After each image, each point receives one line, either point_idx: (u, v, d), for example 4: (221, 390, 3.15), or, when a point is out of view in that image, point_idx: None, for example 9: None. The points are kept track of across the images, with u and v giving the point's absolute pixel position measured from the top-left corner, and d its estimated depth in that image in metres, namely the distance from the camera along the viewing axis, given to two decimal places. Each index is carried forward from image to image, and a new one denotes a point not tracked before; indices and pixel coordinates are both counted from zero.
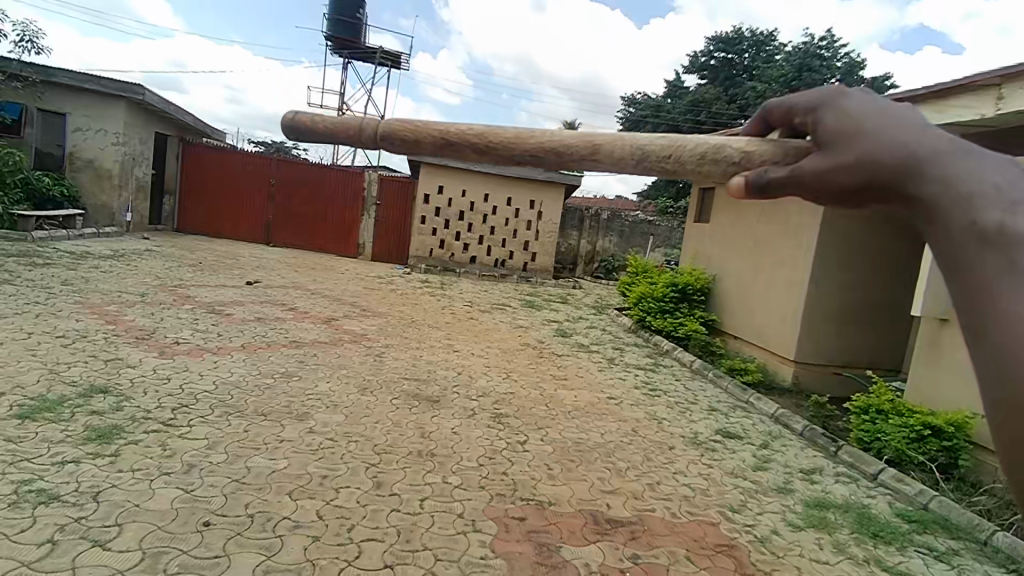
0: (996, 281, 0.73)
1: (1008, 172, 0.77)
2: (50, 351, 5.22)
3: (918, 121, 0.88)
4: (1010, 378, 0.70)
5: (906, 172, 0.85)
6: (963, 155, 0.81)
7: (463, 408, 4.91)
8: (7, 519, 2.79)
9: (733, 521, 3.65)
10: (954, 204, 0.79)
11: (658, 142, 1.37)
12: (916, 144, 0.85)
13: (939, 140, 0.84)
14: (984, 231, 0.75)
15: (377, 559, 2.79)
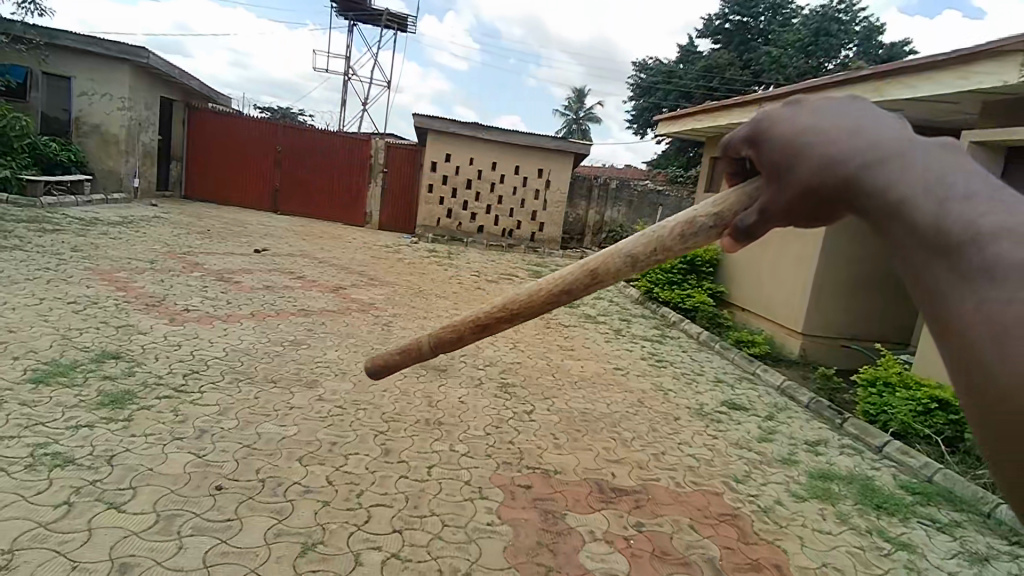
0: (948, 285, 0.72)
1: (942, 167, 0.77)
2: (62, 317, 5.27)
3: (849, 127, 0.89)
4: (980, 377, 0.70)
5: (848, 185, 0.86)
6: (895, 158, 0.81)
7: (470, 377, 4.95)
8: (24, 481, 2.85)
9: (737, 491, 3.69)
10: (899, 212, 0.78)
11: (640, 242, 1.38)
12: (849, 158, 0.86)
13: (872, 145, 0.84)
14: (930, 236, 0.75)
15: (386, 524, 2.85)
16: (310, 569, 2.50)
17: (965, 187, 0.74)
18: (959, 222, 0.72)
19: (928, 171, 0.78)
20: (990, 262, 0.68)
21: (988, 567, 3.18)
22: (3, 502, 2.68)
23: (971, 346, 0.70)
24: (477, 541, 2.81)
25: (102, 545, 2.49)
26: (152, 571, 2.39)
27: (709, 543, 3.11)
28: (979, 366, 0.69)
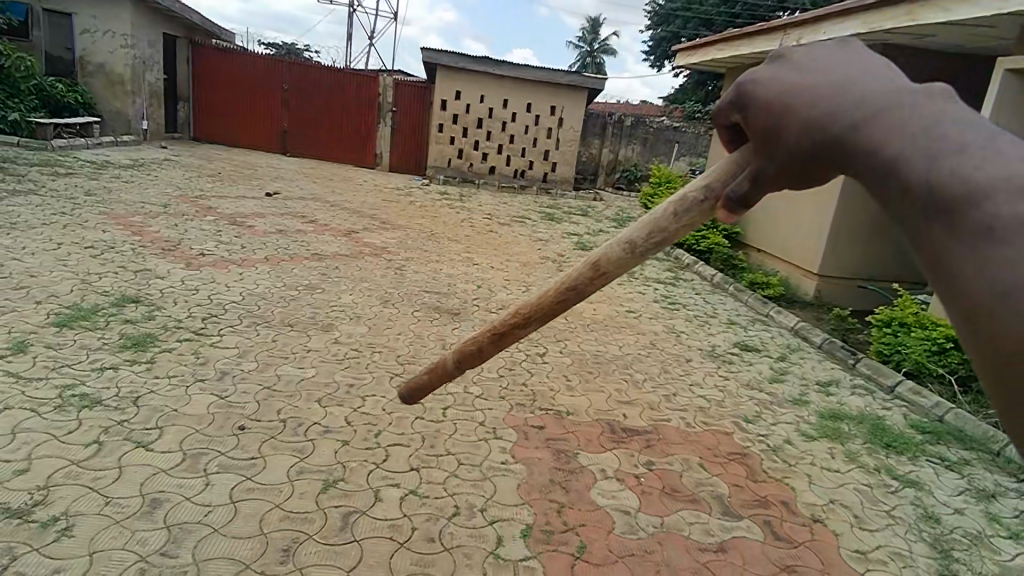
0: (948, 251, 0.63)
1: (929, 117, 0.68)
2: (81, 261, 5.35)
3: (828, 82, 0.80)
4: (999, 352, 0.61)
5: (830, 148, 0.77)
6: (876, 112, 0.72)
7: (484, 320, 5.00)
8: (54, 422, 2.96)
9: (747, 431, 3.75)
10: (885, 173, 0.70)
11: (637, 231, 1.30)
12: (827, 116, 0.77)
13: (852, 100, 0.75)
14: (922, 197, 0.65)
15: (403, 462, 2.95)
16: (332, 505, 2.60)
17: (954, 135, 0.65)
18: (948, 177, 0.63)
19: (912, 123, 0.69)
20: (986, 219, 0.59)
21: (994, 504, 3.24)
22: (36, 441, 2.79)
23: (979, 317, 0.61)
24: (491, 479, 2.90)
25: (133, 482, 2.60)
26: (182, 505, 2.50)
27: (718, 481, 3.19)
28: (995, 339, 0.60)
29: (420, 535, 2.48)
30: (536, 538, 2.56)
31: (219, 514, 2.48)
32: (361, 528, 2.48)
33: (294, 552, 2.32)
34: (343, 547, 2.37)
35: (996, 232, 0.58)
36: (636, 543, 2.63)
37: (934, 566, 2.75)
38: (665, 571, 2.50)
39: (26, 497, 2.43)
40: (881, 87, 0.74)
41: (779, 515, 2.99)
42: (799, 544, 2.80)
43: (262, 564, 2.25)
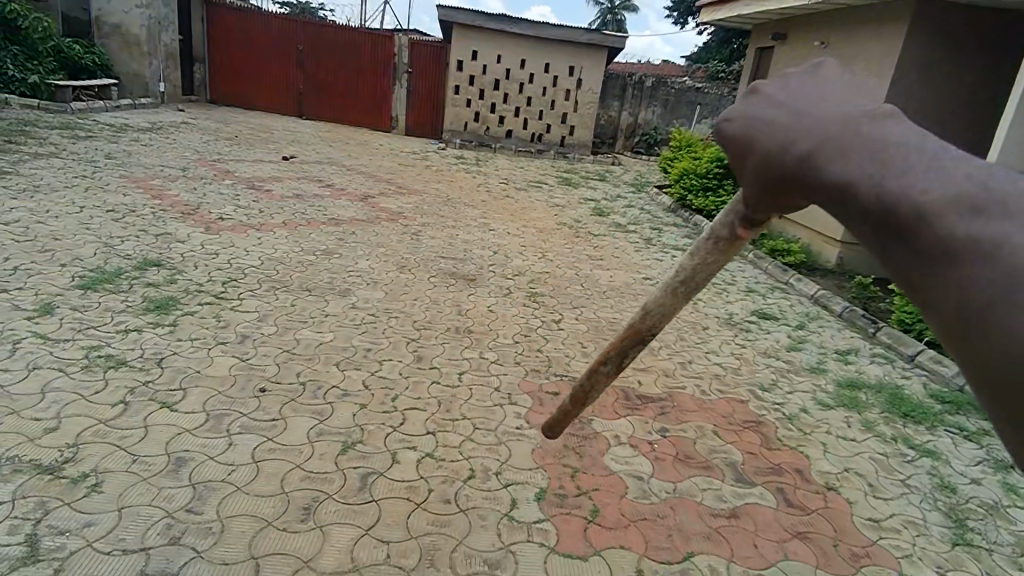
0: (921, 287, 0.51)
1: (873, 136, 0.55)
2: (103, 225, 5.41)
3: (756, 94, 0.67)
4: (1008, 403, 0.49)
5: (765, 176, 0.64)
6: (814, 137, 0.58)
7: (499, 286, 5.00)
8: (82, 382, 3.04)
9: (762, 399, 3.74)
10: (828, 201, 0.57)
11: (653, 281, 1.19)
12: (754, 140, 0.64)
13: (777, 116, 0.62)
14: (894, 233, 0.52)
15: (419, 426, 2.99)
16: (350, 466, 2.66)
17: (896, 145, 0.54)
18: (901, 200, 0.51)
19: (843, 135, 0.56)
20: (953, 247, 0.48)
21: (1012, 475, 3.23)
22: (65, 401, 2.88)
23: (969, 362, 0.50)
24: (506, 444, 2.94)
25: (158, 441, 2.68)
26: (206, 464, 2.58)
27: (732, 449, 3.20)
28: (1000, 389, 0.49)
29: (436, 496, 2.53)
30: (550, 502, 2.60)
31: (242, 473, 2.56)
32: (379, 489, 2.54)
33: (314, 511, 2.39)
34: (362, 507, 2.43)
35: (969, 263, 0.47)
36: (648, 508, 2.67)
37: (947, 535, 2.76)
38: (677, 535, 2.54)
39: (56, 454, 2.52)
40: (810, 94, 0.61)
41: (793, 483, 3.00)
42: (812, 511, 2.82)
43: (283, 522, 2.32)
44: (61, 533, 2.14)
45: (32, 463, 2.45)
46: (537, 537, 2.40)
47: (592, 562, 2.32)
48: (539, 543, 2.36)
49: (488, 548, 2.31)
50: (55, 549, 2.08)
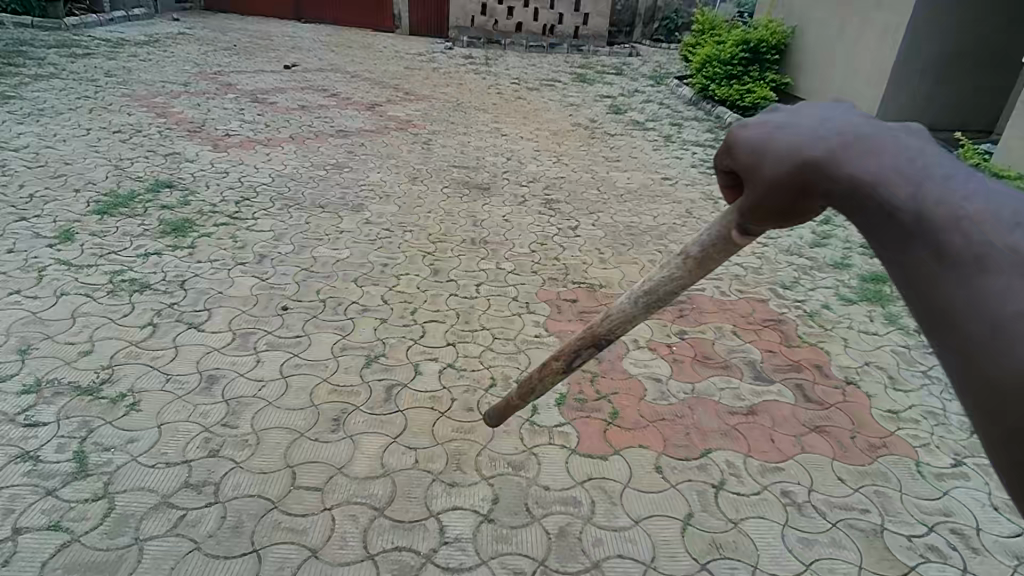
0: (945, 281, 0.72)
1: (915, 156, 0.78)
2: (111, 147, 5.33)
3: (794, 113, 0.87)
4: (979, 362, 0.70)
5: (818, 167, 0.82)
6: (864, 144, 0.80)
7: (514, 194, 4.89)
8: (110, 306, 3.12)
9: (783, 297, 3.71)
10: (873, 194, 0.78)
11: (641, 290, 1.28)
12: (814, 145, 0.82)
13: (830, 129, 0.83)
14: (922, 225, 0.74)
15: (440, 338, 3.04)
16: (375, 378, 2.74)
17: (937, 171, 0.76)
18: (939, 204, 0.74)
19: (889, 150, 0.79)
20: (982, 246, 0.70)
21: None
22: (95, 325, 2.96)
23: (968, 334, 0.71)
24: (526, 353, 2.98)
25: (189, 360, 2.78)
26: (237, 381, 2.68)
27: (751, 348, 3.21)
28: (974, 347, 0.71)
29: (459, 405, 2.61)
30: (570, 406, 2.67)
31: (272, 388, 2.65)
32: (403, 399, 2.62)
33: (344, 422, 2.49)
34: (389, 416, 2.52)
35: (996, 260, 0.69)
36: (666, 408, 2.72)
37: (966, 424, 2.81)
38: (695, 433, 2.60)
39: (94, 375, 2.63)
40: (851, 120, 0.83)
41: (812, 379, 3.03)
42: (830, 406, 2.86)
43: (315, 433, 2.43)
44: (107, 449, 2.27)
45: (72, 384, 2.57)
46: (558, 439, 2.48)
47: (613, 461, 2.41)
48: (561, 446, 2.45)
49: (511, 452, 2.40)
50: (103, 463, 2.21)
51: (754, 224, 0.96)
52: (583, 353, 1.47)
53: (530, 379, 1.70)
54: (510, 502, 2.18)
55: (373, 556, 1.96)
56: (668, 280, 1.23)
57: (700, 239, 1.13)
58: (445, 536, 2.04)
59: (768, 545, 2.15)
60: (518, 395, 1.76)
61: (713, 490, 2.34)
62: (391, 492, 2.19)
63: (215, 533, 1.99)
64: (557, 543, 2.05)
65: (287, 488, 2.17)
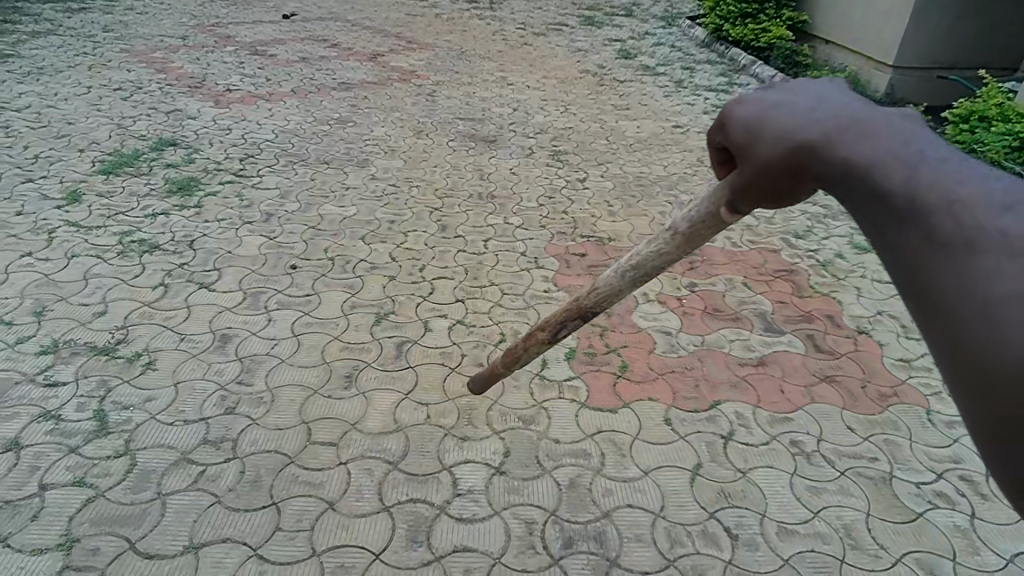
0: (932, 265, 0.69)
1: (909, 138, 0.74)
2: (112, 105, 5.25)
3: (789, 92, 0.84)
4: (967, 351, 0.67)
5: (810, 150, 0.79)
6: (858, 126, 0.76)
7: (521, 147, 4.79)
8: (120, 267, 3.13)
9: (796, 247, 3.65)
10: (865, 178, 0.74)
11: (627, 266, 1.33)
12: (808, 128, 0.79)
13: (824, 110, 0.79)
14: (912, 209, 0.71)
15: (449, 295, 3.04)
16: (385, 336, 2.75)
17: (933, 155, 0.73)
18: (930, 188, 0.70)
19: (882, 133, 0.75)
20: (975, 230, 0.67)
21: None
22: (108, 286, 2.98)
23: (957, 323, 0.67)
24: (535, 308, 2.98)
25: (202, 320, 2.80)
26: (250, 340, 2.70)
27: (762, 299, 3.19)
28: (963, 334, 0.67)
29: (469, 361, 2.63)
30: (580, 360, 2.68)
31: (284, 347, 2.67)
32: (414, 356, 2.64)
33: (356, 378, 2.52)
34: (400, 373, 2.55)
35: (987, 242, 0.66)
36: (676, 361, 2.73)
37: None
38: (705, 385, 2.62)
39: (109, 336, 2.66)
40: (846, 102, 0.80)
41: (823, 329, 3.01)
42: (841, 356, 2.85)
43: (328, 390, 2.46)
44: (126, 407, 2.32)
45: (88, 345, 2.60)
46: (568, 393, 2.50)
47: (622, 414, 2.43)
48: (571, 400, 2.47)
49: (521, 406, 2.42)
50: (122, 422, 2.26)
51: (746, 206, 0.94)
52: (570, 324, 1.60)
53: (515, 349, 1.85)
54: (521, 455, 2.22)
55: (389, 508, 2.01)
56: (657, 255, 1.26)
57: (691, 217, 1.14)
58: (458, 488, 2.09)
59: (776, 493, 2.18)
60: (504, 364, 1.92)
61: (722, 440, 2.37)
62: (405, 447, 2.23)
63: (234, 488, 2.04)
64: (568, 495, 2.10)
65: (303, 443, 2.22)
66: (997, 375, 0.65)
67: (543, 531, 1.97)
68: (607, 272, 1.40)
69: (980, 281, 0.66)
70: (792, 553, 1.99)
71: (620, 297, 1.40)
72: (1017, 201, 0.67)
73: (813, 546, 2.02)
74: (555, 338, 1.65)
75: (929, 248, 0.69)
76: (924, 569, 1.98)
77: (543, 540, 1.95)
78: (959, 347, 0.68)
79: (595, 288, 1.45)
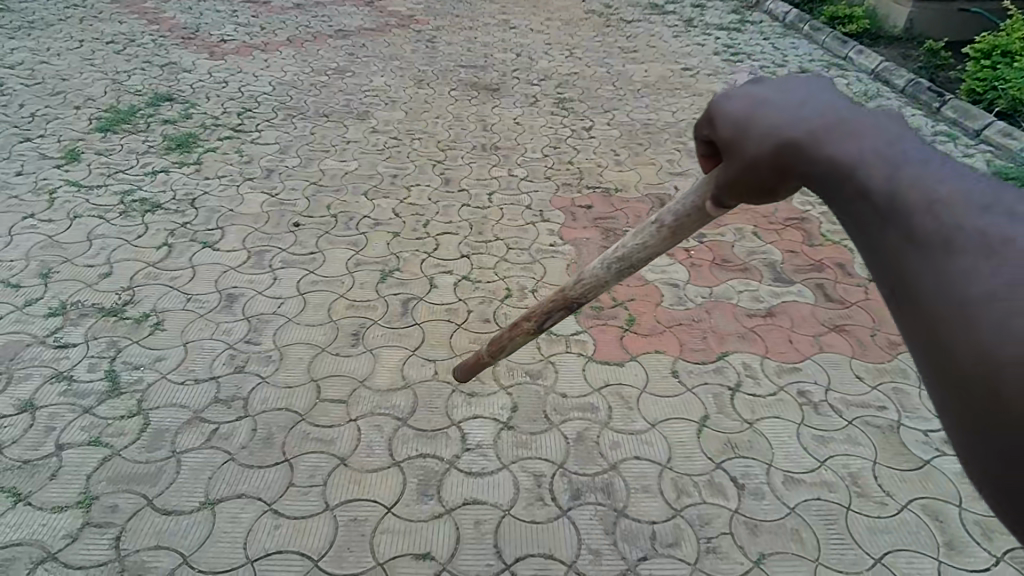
0: (908, 266, 0.63)
1: (892, 135, 0.68)
2: (106, 60, 5.11)
3: (776, 86, 0.80)
4: (942, 355, 0.60)
5: (791, 146, 0.75)
6: (839, 123, 0.72)
7: (525, 95, 4.65)
8: (124, 227, 3.11)
9: (807, 194, 3.57)
10: (842, 173, 0.69)
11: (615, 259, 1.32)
12: (788, 123, 0.75)
13: (807, 106, 0.75)
14: (889, 206, 0.65)
15: (454, 250, 3.01)
16: (391, 293, 2.74)
17: (917, 154, 0.67)
18: (908, 185, 0.64)
19: (864, 128, 0.70)
20: (952, 228, 0.60)
21: None
22: (112, 247, 2.97)
23: (930, 325, 0.61)
24: (541, 262, 2.95)
25: (207, 279, 2.80)
26: (256, 299, 2.70)
27: (772, 248, 3.14)
28: (936, 337, 0.60)
29: (475, 317, 2.62)
30: (586, 314, 2.66)
31: (291, 305, 2.67)
32: (420, 313, 2.63)
33: (363, 336, 2.52)
34: (406, 330, 2.54)
35: (965, 241, 0.59)
36: (684, 313, 2.71)
37: None
38: (712, 337, 2.60)
39: (117, 297, 2.67)
40: (833, 100, 0.75)
41: (834, 278, 2.97)
42: (852, 305, 2.82)
43: (335, 347, 2.47)
44: (137, 368, 2.34)
45: (96, 307, 2.61)
46: (575, 348, 2.50)
47: (630, 367, 2.43)
48: (578, 354, 2.47)
49: (528, 361, 2.43)
50: (134, 382, 2.29)
51: (730, 201, 0.90)
52: (556, 315, 1.59)
53: (501, 338, 1.84)
54: (529, 410, 2.24)
55: (399, 463, 2.04)
56: (642, 248, 1.24)
57: (675, 211, 1.13)
58: (467, 443, 2.11)
59: (783, 443, 2.20)
60: (490, 353, 1.91)
61: (729, 392, 2.37)
62: (413, 403, 2.24)
63: (247, 445, 2.08)
64: (575, 448, 2.12)
65: (313, 401, 2.24)
66: (975, 387, 0.57)
67: (551, 483, 2.00)
68: (593, 264, 1.39)
69: (958, 284, 0.59)
70: (798, 501, 2.02)
71: (605, 288, 1.40)
72: (1000, 202, 0.61)
73: (819, 494, 2.04)
74: (540, 328, 1.65)
75: (906, 249, 0.63)
76: (929, 515, 2.00)
77: (552, 492, 1.98)
78: (938, 358, 0.60)
79: (580, 280, 1.45)
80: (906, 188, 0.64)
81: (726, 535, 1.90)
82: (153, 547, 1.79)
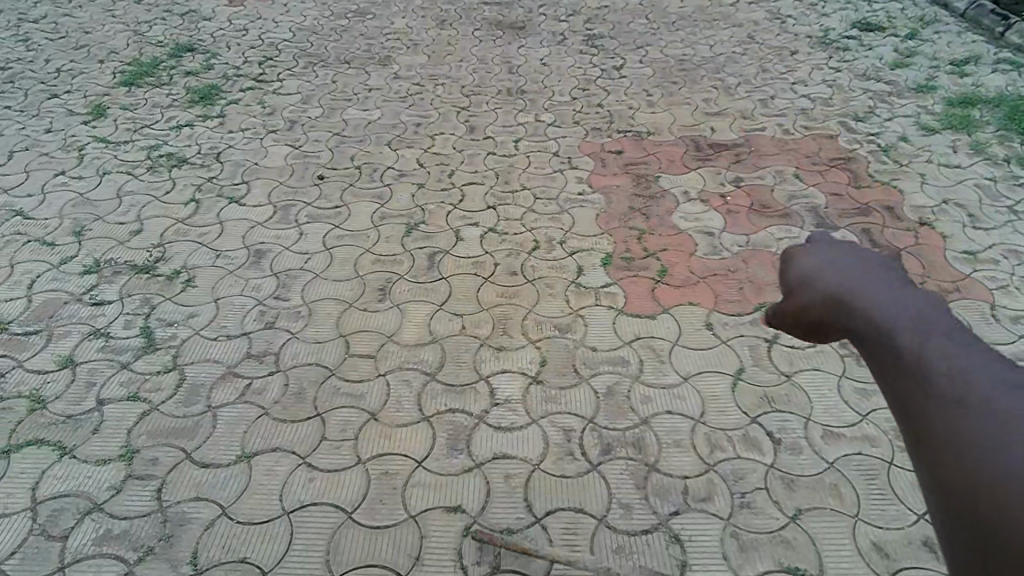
0: (926, 424, 0.60)
1: (929, 308, 0.69)
2: (126, 10, 5.03)
3: (829, 247, 0.82)
4: (957, 512, 0.56)
5: (829, 299, 0.76)
6: (881, 289, 0.73)
7: (552, 33, 4.42)
8: (152, 184, 3.11)
9: (853, 133, 3.36)
10: (873, 331, 0.70)
11: None
12: (832, 278, 0.77)
13: (854, 267, 0.77)
14: (913, 364, 0.65)
15: (480, 201, 2.93)
16: (417, 246, 2.70)
17: (949, 329, 0.67)
18: (935, 350, 0.64)
19: (901, 296, 0.71)
20: (974, 390, 0.59)
21: None
22: (141, 203, 2.98)
23: (948, 479, 0.57)
24: (570, 212, 2.85)
25: (235, 235, 2.79)
26: (283, 254, 2.69)
27: (814, 192, 2.97)
28: (951, 493, 0.56)
29: (502, 270, 2.56)
30: (617, 266, 2.58)
31: (317, 260, 2.65)
32: (447, 267, 2.59)
33: (390, 291, 2.49)
34: (433, 284, 2.51)
35: (1003, 404, 0.57)
36: (719, 263, 2.60)
37: None
38: (749, 287, 2.50)
39: (148, 254, 2.69)
40: (881, 270, 0.76)
41: (880, 222, 2.81)
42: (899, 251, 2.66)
43: (363, 303, 2.45)
44: (171, 324, 2.37)
45: (128, 264, 2.64)
46: (605, 300, 2.43)
47: (662, 320, 2.36)
48: (608, 307, 2.41)
49: (557, 314, 2.38)
50: (169, 338, 2.32)
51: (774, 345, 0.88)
52: None
53: None
54: (558, 364, 2.20)
55: (428, 418, 2.03)
56: None
57: None
58: (495, 397, 2.09)
59: (823, 396, 2.12)
60: None
61: (766, 344, 2.29)
62: (441, 358, 2.23)
63: (279, 400, 2.10)
64: (606, 402, 2.08)
65: (342, 356, 2.24)
66: (989, 542, 0.52)
67: (582, 438, 1.98)
68: None
69: (994, 446, 0.55)
70: (837, 456, 1.96)
71: None
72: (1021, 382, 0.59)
73: (859, 449, 1.98)
74: None
75: (948, 409, 0.59)
76: None
77: (582, 446, 1.96)
78: (957, 511, 0.55)
79: None
80: (945, 351, 0.64)
81: (761, 491, 1.87)
82: (193, 499, 1.83)
